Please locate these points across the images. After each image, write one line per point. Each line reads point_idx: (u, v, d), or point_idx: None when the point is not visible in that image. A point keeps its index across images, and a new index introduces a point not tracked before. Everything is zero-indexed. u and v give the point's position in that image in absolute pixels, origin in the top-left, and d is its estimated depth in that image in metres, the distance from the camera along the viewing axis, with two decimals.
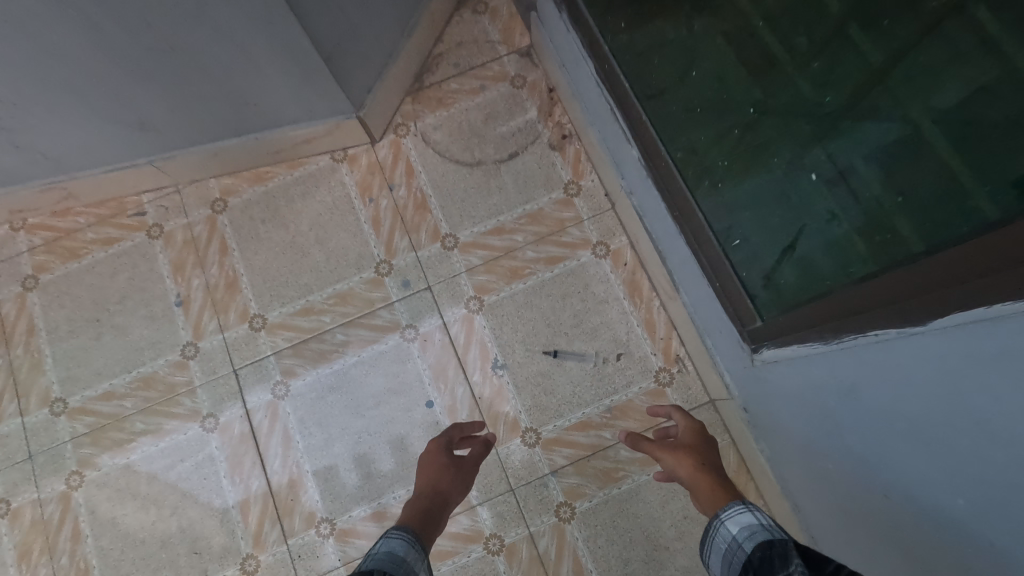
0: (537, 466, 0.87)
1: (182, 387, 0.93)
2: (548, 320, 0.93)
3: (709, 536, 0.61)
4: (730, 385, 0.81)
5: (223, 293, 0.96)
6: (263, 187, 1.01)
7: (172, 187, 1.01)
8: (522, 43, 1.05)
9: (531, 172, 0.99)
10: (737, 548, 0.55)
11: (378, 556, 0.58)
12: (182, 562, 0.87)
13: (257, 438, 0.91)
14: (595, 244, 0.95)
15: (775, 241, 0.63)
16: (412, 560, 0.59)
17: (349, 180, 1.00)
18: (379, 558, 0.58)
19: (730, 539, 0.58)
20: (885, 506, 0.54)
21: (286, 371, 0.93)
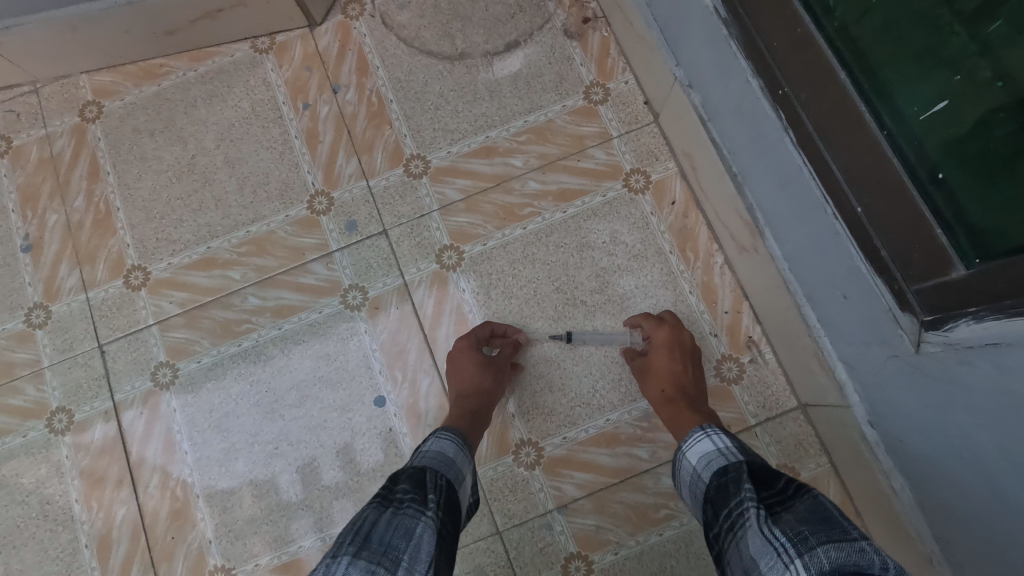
0: (537, 498, 0.58)
1: (25, 367, 0.64)
2: (556, 282, 0.63)
3: (675, 469, 0.50)
4: (852, 395, 0.49)
5: (90, 236, 0.67)
6: (155, 87, 0.70)
7: (27, 86, 0.71)
8: None
9: (537, 70, 0.68)
10: (698, 478, 0.46)
11: (426, 453, 0.48)
12: None
13: (127, 446, 0.62)
14: (629, 172, 0.65)
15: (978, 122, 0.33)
16: (462, 463, 0.49)
17: (276, 77, 0.70)
18: (425, 457, 0.47)
19: (692, 470, 0.47)
20: None
21: (175, 348, 0.64)
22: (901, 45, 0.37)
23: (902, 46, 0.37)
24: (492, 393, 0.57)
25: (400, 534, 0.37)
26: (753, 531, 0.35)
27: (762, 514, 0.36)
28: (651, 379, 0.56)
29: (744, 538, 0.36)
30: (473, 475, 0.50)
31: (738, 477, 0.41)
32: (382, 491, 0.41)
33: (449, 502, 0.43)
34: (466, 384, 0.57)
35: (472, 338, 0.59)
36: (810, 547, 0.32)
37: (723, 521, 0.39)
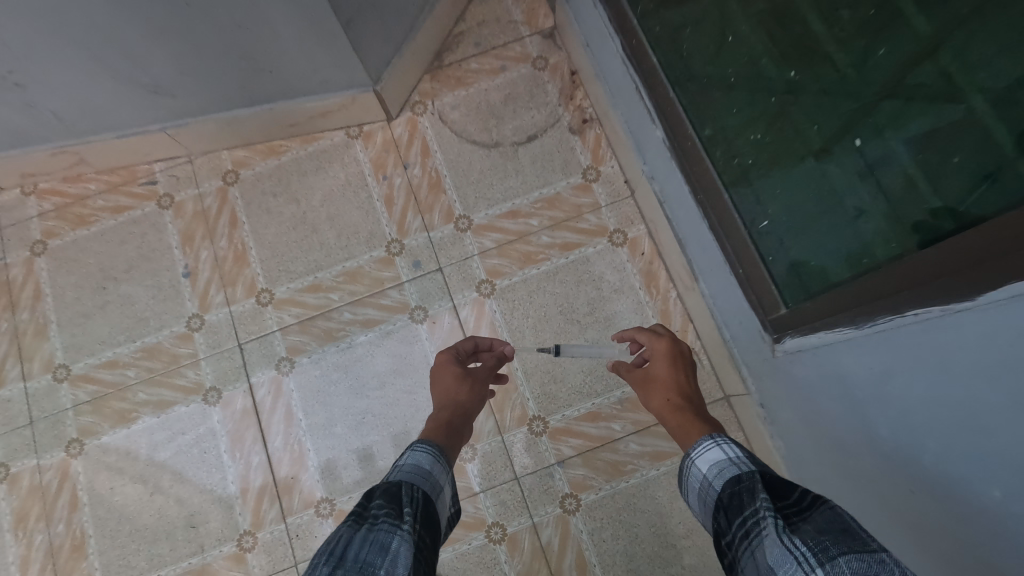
0: (544, 455, 0.85)
1: (186, 358, 0.91)
2: (559, 307, 0.90)
3: (682, 473, 0.56)
4: (749, 386, 0.76)
5: (231, 267, 0.95)
6: (276, 161, 0.99)
7: (185, 158, 1.00)
8: (545, 26, 1.02)
9: (549, 156, 0.96)
10: (709, 487, 0.50)
11: (403, 469, 0.52)
12: (177, 536, 0.86)
13: (260, 414, 0.89)
14: (613, 231, 0.92)
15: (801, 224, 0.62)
16: (440, 471, 0.54)
17: (363, 155, 0.98)
18: (403, 471, 0.52)
19: (703, 478, 0.52)
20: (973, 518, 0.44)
21: (292, 347, 0.91)
22: (769, 173, 0.64)
23: (770, 174, 0.64)
24: (466, 402, 0.67)
25: (375, 554, 0.41)
26: (768, 539, 0.39)
27: (777, 525, 0.39)
28: (655, 388, 0.66)
29: (761, 545, 0.39)
30: (449, 483, 0.55)
31: (751, 491, 0.44)
32: (357, 517, 0.44)
33: (425, 512, 0.48)
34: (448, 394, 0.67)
35: (454, 350, 0.72)
36: (831, 557, 0.36)
37: (736, 529, 0.43)
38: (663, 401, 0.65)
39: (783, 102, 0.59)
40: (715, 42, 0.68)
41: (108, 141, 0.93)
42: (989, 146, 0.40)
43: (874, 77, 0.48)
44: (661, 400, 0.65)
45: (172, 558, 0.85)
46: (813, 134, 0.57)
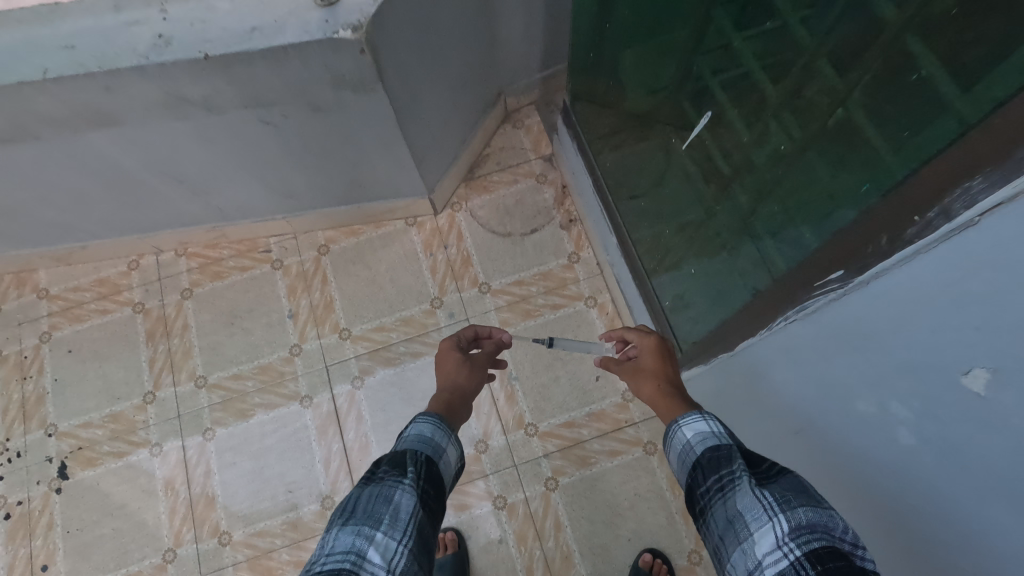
0: (534, 450, 1.23)
1: (288, 374, 1.31)
2: (549, 348, 1.30)
3: (667, 436, 0.68)
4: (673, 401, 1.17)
5: (322, 312, 1.36)
6: (355, 239, 1.41)
7: (291, 234, 1.42)
8: (546, 151, 1.46)
9: (546, 243, 1.39)
10: (690, 449, 0.63)
11: (411, 441, 0.68)
12: (278, 498, 1.23)
13: (338, 415, 1.28)
14: (588, 297, 1.34)
15: (699, 299, 1.06)
16: (441, 438, 0.70)
17: (416, 238, 1.40)
18: (408, 441, 0.68)
19: (686, 442, 0.64)
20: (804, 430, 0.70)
21: (362, 369, 1.31)
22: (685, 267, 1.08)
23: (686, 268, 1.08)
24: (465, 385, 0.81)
25: (382, 504, 0.59)
26: (742, 490, 0.54)
27: (751, 480, 0.55)
28: (645, 377, 0.78)
29: (734, 493, 0.55)
30: (454, 444, 0.72)
31: (730, 456, 0.58)
32: (371, 475, 0.62)
33: (428, 471, 0.65)
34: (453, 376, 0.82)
35: (454, 340, 0.87)
36: (791, 506, 0.51)
37: (712, 483, 0.58)
38: (653, 388, 0.76)
39: (689, 229, 1.04)
40: (654, 187, 1.13)
41: (244, 223, 1.36)
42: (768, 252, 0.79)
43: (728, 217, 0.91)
44: (653, 387, 0.76)
45: (273, 513, 1.22)
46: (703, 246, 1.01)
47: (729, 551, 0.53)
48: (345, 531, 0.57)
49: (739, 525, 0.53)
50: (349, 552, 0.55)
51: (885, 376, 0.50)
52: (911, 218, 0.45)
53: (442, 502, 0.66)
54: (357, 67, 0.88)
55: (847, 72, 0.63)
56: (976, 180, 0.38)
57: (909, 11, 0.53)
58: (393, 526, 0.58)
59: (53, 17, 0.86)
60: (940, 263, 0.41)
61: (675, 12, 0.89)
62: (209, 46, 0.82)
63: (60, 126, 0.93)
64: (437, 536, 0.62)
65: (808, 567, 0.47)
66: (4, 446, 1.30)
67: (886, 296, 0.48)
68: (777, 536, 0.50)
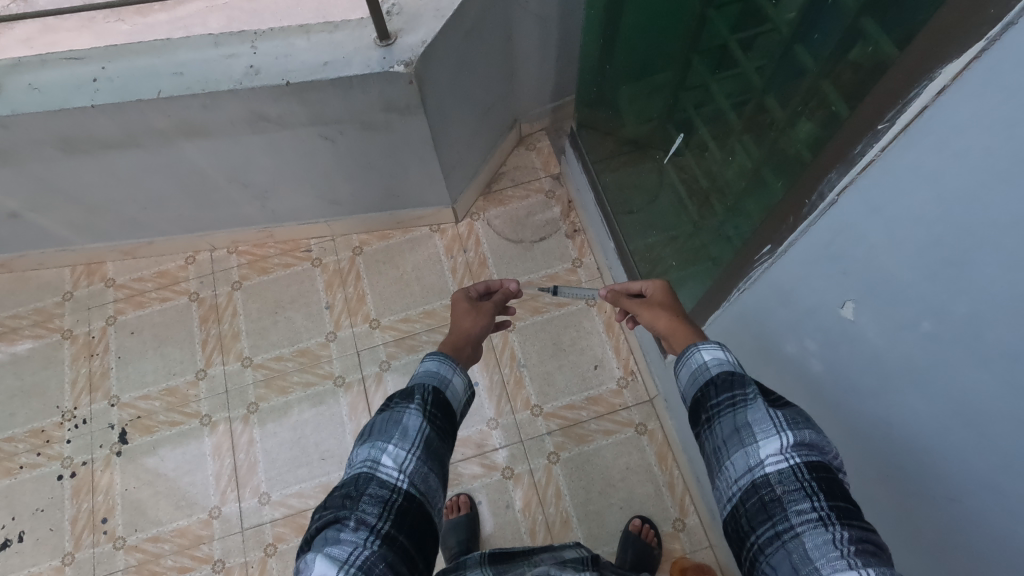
0: (538, 428, 1.40)
1: (324, 357, 1.50)
2: (554, 340, 1.48)
3: (682, 355, 0.72)
4: (660, 386, 1.35)
5: (355, 304, 1.54)
6: (386, 242, 1.61)
7: (329, 237, 1.62)
8: (555, 170, 1.67)
9: (553, 249, 1.58)
10: (705, 369, 0.68)
11: (420, 374, 0.71)
12: (313, 464, 1.40)
13: (367, 393, 1.45)
14: (588, 297, 1.52)
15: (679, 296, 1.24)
16: (447, 370, 0.72)
17: (439, 243, 1.60)
18: (420, 374, 0.71)
19: (701, 363, 0.69)
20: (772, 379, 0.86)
21: (389, 355, 1.49)
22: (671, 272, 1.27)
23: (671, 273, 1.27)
24: (474, 330, 0.90)
25: (391, 424, 0.64)
26: (754, 406, 0.60)
27: (764, 401, 0.61)
28: (660, 310, 0.88)
29: (745, 409, 0.61)
30: (461, 374, 0.74)
31: (744, 380, 0.63)
32: (383, 402, 0.67)
33: (436, 398, 0.68)
34: (464, 321, 0.92)
35: (465, 293, 0.97)
36: (798, 426, 0.57)
37: (724, 399, 0.63)
38: (669, 318, 0.86)
39: (677, 237, 1.23)
40: (647, 202, 1.33)
41: (291, 225, 1.56)
42: (731, 246, 0.96)
43: (707, 224, 1.09)
44: (668, 319, 0.86)
45: (307, 477, 1.39)
46: (688, 251, 1.19)
47: (729, 453, 0.60)
48: (362, 446, 0.63)
49: (746, 433, 0.59)
50: (365, 460, 0.61)
51: (823, 293, 0.66)
52: (805, 202, 0.66)
53: (453, 424, 0.70)
54: (405, 94, 1.09)
55: (787, 105, 0.80)
56: (834, 173, 0.59)
57: (819, 65, 0.72)
58: (403, 440, 0.62)
59: (165, 49, 1.06)
60: (847, 203, 0.58)
61: (662, 59, 1.09)
62: (290, 75, 1.03)
63: (160, 135, 1.15)
64: (450, 451, 0.67)
65: (805, 473, 0.54)
66: (72, 414, 1.48)
67: (816, 233, 0.64)
68: (781, 444, 0.56)
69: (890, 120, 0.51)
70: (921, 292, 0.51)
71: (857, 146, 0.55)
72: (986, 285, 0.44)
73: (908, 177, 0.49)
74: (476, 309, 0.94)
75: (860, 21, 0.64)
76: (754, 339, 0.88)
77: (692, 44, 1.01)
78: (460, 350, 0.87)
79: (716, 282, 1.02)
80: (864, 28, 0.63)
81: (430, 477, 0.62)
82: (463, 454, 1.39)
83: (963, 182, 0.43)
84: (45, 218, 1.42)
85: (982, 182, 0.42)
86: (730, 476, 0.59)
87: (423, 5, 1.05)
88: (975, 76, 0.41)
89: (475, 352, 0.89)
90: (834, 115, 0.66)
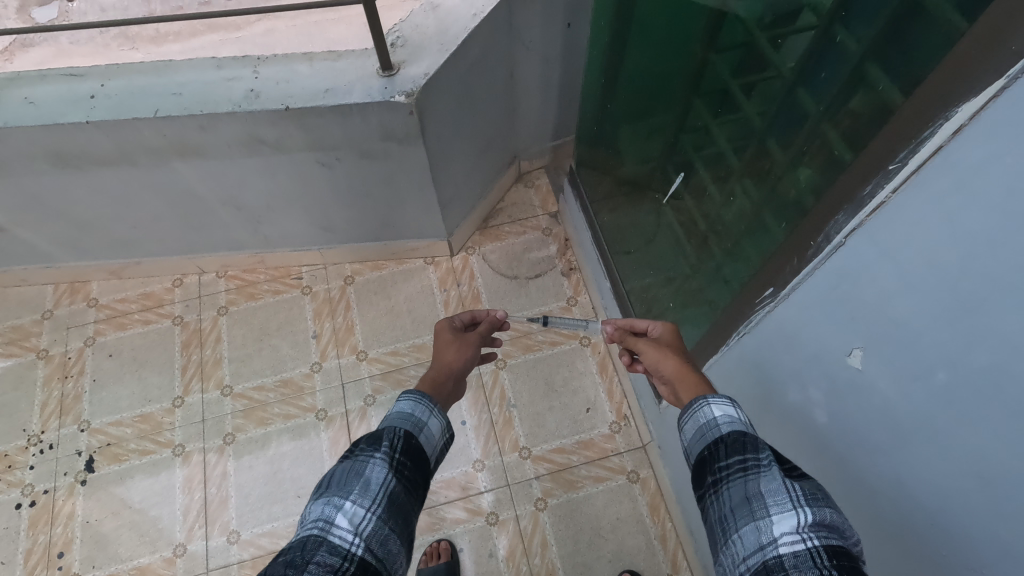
0: (526, 472, 1.34)
1: (307, 389, 1.44)
2: (545, 380, 1.44)
3: (689, 408, 0.70)
4: (654, 432, 1.30)
5: (343, 334, 1.50)
6: (379, 272, 1.59)
7: (321, 265, 1.59)
8: (553, 209, 1.66)
9: (548, 287, 1.55)
10: (714, 426, 0.65)
11: (392, 417, 0.67)
12: (288, 501, 1.33)
13: (349, 428, 1.40)
14: (583, 337, 1.49)
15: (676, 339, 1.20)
16: (423, 412, 0.69)
17: (432, 275, 1.58)
18: (392, 417, 0.67)
19: (710, 419, 0.66)
20: (774, 423, 0.82)
21: (375, 388, 1.44)
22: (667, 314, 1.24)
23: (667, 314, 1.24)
24: (455, 363, 0.86)
25: (352, 476, 0.59)
26: (769, 476, 0.56)
27: (779, 471, 0.57)
28: (668, 352, 0.85)
29: (758, 477, 0.57)
30: (438, 416, 0.70)
31: (758, 444, 0.60)
32: (347, 450, 0.63)
33: (406, 445, 0.64)
34: (446, 353, 0.88)
35: (450, 322, 0.94)
36: (818, 504, 0.53)
37: (734, 463, 0.60)
38: (677, 363, 0.83)
39: (675, 278, 1.20)
40: (645, 243, 1.31)
41: (283, 251, 1.54)
42: (729, 289, 0.94)
43: (706, 266, 1.06)
44: (676, 362, 0.83)
45: (281, 515, 1.32)
46: (685, 293, 1.16)
47: (738, 525, 0.55)
48: (317, 502, 0.58)
49: (757, 504, 0.55)
50: (318, 519, 0.56)
51: (829, 339, 0.63)
52: (809, 244, 0.64)
53: (425, 473, 0.66)
54: (405, 124, 1.08)
55: (787, 149, 0.79)
56: (841, 215, 0.57)
57: (821, 110, 0.71)
58: (363, 495, 0.58)
59: (166, 70, 1.06)
60: (855, 245, 0.56)
61: (662, 101, 1.10)
62: (290, 100, 1.02)
63: (154, 154, 1.13)
64: (417, 507, 0.62)
65: (823, 558, 0.49)
66: (38, 438, 1.41)
67: (821, 276, 0.62)
68: (797, 522, 0.52)
69: (900, 161, 0.49)
70: (937, 341, 0.48)
71: (866, 187, 0.53)
72: (1008, 335, 0.41)
73: (921, 218, 0.47)
74: (460, 341, 0.90)
75: (864, 66, 0.63)
76: (754, 385, 0.85)
77: (693, 87, 1.01)
78: (440, 387, 0.82)
79: (712, 326, 0.99)
80: (868, 74, 0.63)
81: (390, 540, 0.57)
82: (446, 496, 1.32)
83: (981, 225, 0.41)
84: (32, 233, 1.39)
85: (1002, 225, 0.40)
86: (738, 551, 0.54)
87: (427, 38, 1.06)
88: (992, 115, 0.40)
89: (456, 388, 0.84)
90: (838, 161, 0.64)
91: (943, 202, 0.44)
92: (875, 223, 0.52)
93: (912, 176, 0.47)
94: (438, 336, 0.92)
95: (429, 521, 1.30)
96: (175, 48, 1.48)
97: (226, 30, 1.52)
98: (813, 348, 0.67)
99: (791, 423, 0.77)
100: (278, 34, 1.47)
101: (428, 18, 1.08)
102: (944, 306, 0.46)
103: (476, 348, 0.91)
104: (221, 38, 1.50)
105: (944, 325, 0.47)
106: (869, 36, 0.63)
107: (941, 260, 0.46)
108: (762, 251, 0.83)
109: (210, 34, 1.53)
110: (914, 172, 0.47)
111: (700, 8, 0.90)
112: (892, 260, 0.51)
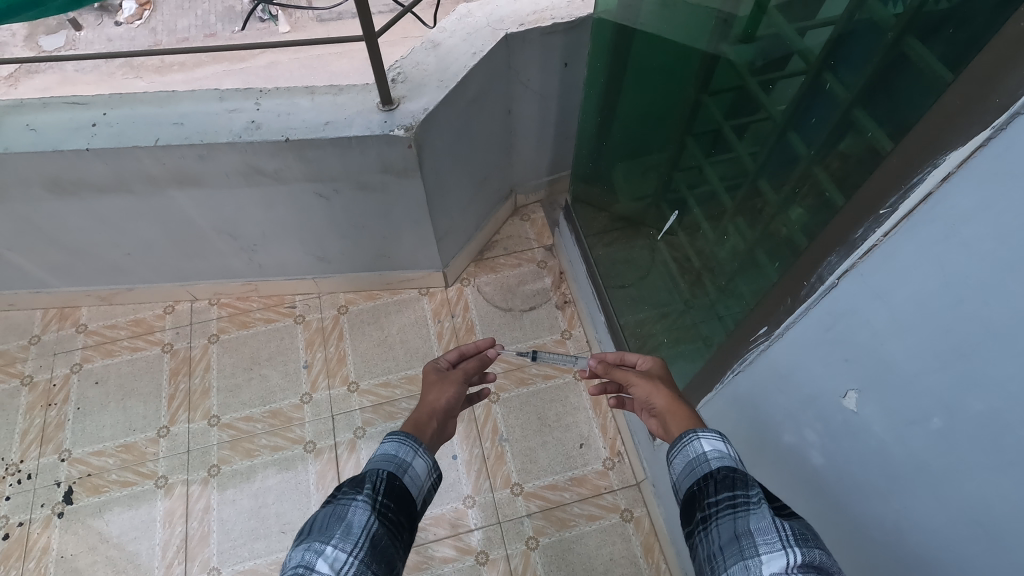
0: (518, 509, 1.31)
1: (297, 420, 1.42)
2: (538, 414, 1.42)
3: (679, 442, 0.69)
4: (648, 470, 1.28)
5: (334, 364, 1.49)
6: (372, 302, 1.58)
7: (315, 294, 1.59)
8: (548, 242, 1.67)
9: (542, 319, 1.55)
10: (704, 461, 0.65)
11: (376, 459, 0.67)
12: (271, 537, 1.29)
13: (337, 461, 1.37)
14: (576, 371, 1.48)
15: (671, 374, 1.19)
16: (407, 453, 0.68)
17: (426, 306, 1.57)
18: (376, 460, 0.66)
19: (700, 454, 0.66)
20: (772, 464, 0.81)
21: (365, 421, 1.41)
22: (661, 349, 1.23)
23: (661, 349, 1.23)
24: (439, 404, 0.85)
25: (333, 521, 0.58)
26: (757, 513, 0.55)
27: (769, 509, 0.56)
28: (659, 386, 0.84)
29: (747, 514, 0.56)
30: (423, 456, 0.70)
31: (747, 480, 0.59)
32: (329, 493, 0.61)
33: (389, 487, 0.63)
34: (430, 393, 0.87)
35: (434, 364, 0.93)
36: (808, 544, 0.52)
37: (723, 500, 0.59)
38: (668, 397, 0.82)
39: (670, 313, 1.20)
40: (639, 278, 1.32)
41: (278, 280, 1.53)
42: (723, 325, 0.94)
43: (701, 303, 1.06)
44: (668, 397, 0.82)
45: (264, 552, 1.28)
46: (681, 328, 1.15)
47: (726, 564, 0.54)
48: (297, 548, 0.56)
49: (746, 543, 0.53)
50: (297, 566, 0.54)
51: (824, 380, 0.63)
52: (802, 284, 0.64)
53: (410, 516, 0.64)
54: (404, 157, 1.10)
55: (778, 190, 0.80)
56: (833, 256, 0.58)
57: (813, 153, 0.73)
58: (344, 540, 0.56)
59: (168, 101, 1.07)
60: (847, 286, 0.56)
61: (657, 139, 1.12)
62: (290, 132, 1.04)
63: (152, 182, 1.14)
64: (401, 552, 0.60)
65: None
66: (17, 467, 1.38)
67: (814, 317, 0.62)
68: (786, 562, 0.50)
69: (892, 205, 0.50)
70: (933, 384, 0.48)
71: (857, 229, 0.54)
72: (1003, 381, 0.41)
73: (914, 262, 0.47)
74: (444, 380, 0.90)
75: (853, 111, 0.65)
76: (748, 424, 0.84)
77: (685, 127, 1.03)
78: (424, 428, 0.80)
79: (705, 362, 0.99)
80: (856, 119, 0.64)
81: None
82: (435, 534, 1.29)
83: (974, 270, 0.42)
84: (25, 258, 1.38)
85: (996, 271, 0.40)
86: None
87: (428, 75, 1.08)
88: (980, 163, 0.41)
89: (441, 428, 0.83)
90: (829, 202, 0.66)
91: (935, 248, 0.45)
92: (868, 265, 0.53)
93: (904, 222, 0.48)
94: (426, 378, 0.91)
95: (417, 560, 1.26)
96: (180, 77, 1.53)
97: (230, 62, 1.56)
98: (809, 388, 0.66)
99: (788, 464, 0.76)
100: (282, 68, 1.51)
101: (429, 56, 1.11)
102: (939, 349, 0.46)
103: (461, 387, 0.90)
104: (226, 69, 1.54)
105: (938, 369, 0.47)
106: (857, 84, 0.64)
107: (934, 303, 0.46)
108: (756, 290, 0.83)
109: (215, 65, 1.56)
110: (906, 216, 0.48)
111: (693, 51, 0.92)
112: (887, 302, 0.51)
